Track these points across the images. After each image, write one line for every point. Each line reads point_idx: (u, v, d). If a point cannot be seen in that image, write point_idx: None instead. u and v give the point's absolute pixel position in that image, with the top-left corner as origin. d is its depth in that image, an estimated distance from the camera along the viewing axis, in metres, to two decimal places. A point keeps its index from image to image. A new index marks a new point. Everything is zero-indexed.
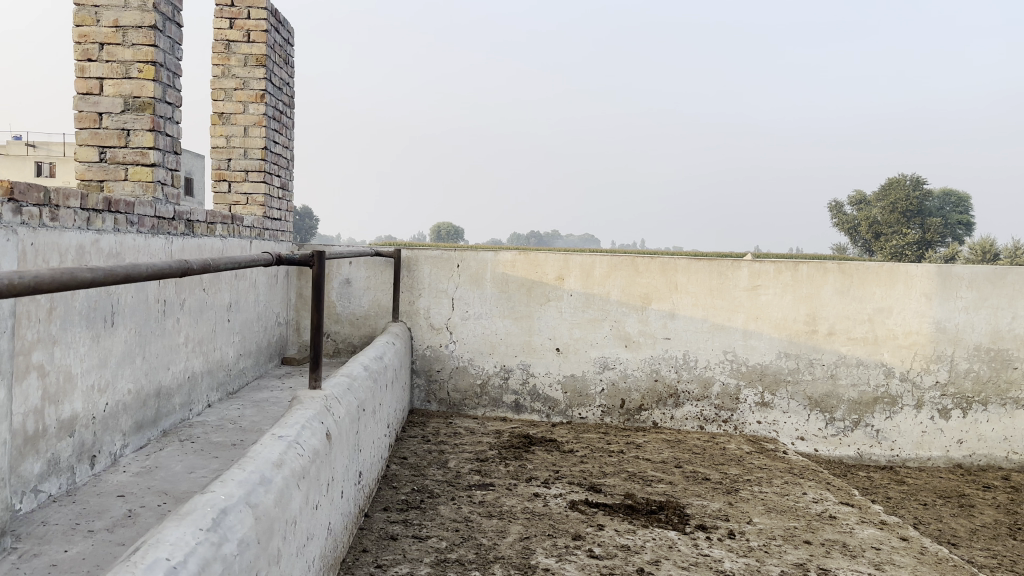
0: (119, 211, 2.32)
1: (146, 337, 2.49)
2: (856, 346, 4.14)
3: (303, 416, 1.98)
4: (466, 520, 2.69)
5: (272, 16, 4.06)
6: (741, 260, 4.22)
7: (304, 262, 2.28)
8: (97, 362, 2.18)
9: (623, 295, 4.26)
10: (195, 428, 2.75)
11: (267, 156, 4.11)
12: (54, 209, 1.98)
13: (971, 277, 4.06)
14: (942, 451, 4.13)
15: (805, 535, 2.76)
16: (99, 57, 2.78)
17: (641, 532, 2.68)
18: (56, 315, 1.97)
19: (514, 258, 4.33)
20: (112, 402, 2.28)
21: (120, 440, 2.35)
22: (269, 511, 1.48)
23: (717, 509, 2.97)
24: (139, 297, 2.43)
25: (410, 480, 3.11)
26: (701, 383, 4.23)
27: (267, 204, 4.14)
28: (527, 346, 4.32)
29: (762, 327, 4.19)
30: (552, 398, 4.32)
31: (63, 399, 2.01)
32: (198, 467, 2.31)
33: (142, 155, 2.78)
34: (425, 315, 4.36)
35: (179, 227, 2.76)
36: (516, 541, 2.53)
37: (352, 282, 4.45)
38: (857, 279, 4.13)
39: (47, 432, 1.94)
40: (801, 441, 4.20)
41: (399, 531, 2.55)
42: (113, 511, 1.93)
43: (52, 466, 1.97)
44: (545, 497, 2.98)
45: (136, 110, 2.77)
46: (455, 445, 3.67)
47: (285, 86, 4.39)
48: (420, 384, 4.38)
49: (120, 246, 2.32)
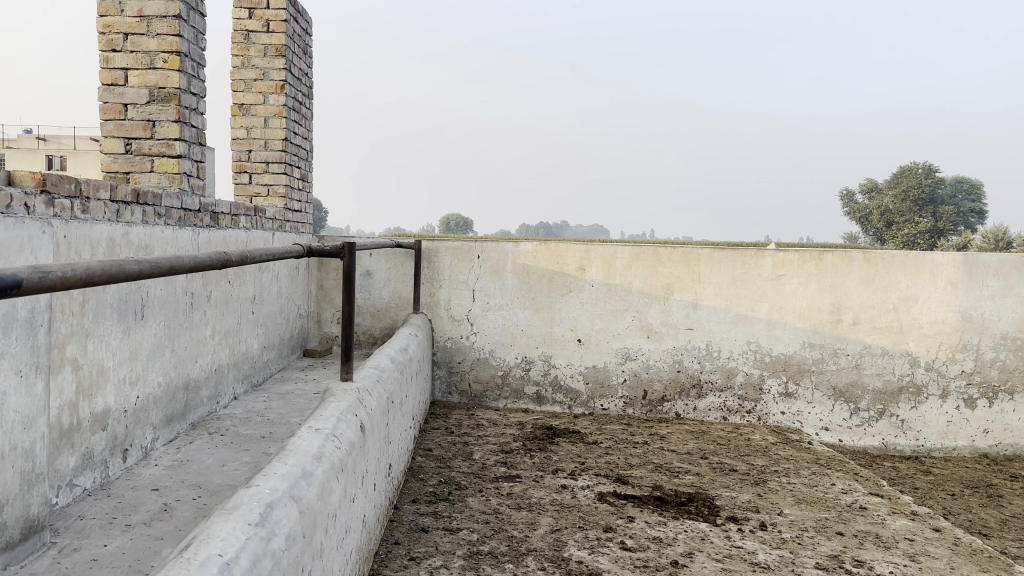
0: (147, 203, 2.31)
1: (174, 330, 2.48)
2: (882, 336, 4.10)
3: (337, 408, 1.97)
4: (495, 512, 2.67)
5: (292, 6, 4.03)
6: (764, 250, 4.18)
7: (335, 253, 2.26)
8: (128, 355, 2.17)
9: (645, 285, 4.23)
10: (224, 420, 2.74)
11: (287, 147, 4.10)
12: (85, 201, 1.96)
13: (998, 265, 4.01)
14: (968, 440, 4.10)
15: (837, 527, 2.74)
16: (124, 47, 2.75)
17: (672, 524, 2.66)
18: (89, 308, 1.96)
19: (535, 249, 4.31)
20: (143, 396, 2.27)
21: (151, 433, 2.34)
22: (312, 505, 1.47)
23: (746, 500, 2.95)
24: (167, 290, 2.42)
25: (436, 472, 3.09)
26: (724, 374, 4.20)
27: (288, 196, 4.13)
28: (549, 337, 4.30)
29: (786, 317, 4.16)
30: (574, 389, 4.30)
31: (96, 392, 2.00)
32: (229, 460, 2.30)
33: (168, 146, 2.76)
34: (445, 307, 4.35)
35: (205, 219, 2.75)
36: (547, 533, 2.51)
37: (372, 273, 4.44)
38: (882, 268, 4.08)
39: (82, 426, 1.94)
40: (825, 431, 4.16)
41: (430, 523, 2.54)
42: (149, 504, 1.92)
43: (87, 460, 1.96)
44: (572, 489, 2.96)
45: (161, 100, 2.76)
46: (479, 437, 3.66)
47: (304, 76, 4.36)
48: (441, 376, 4.37)
49: (150, 239, 2.31)
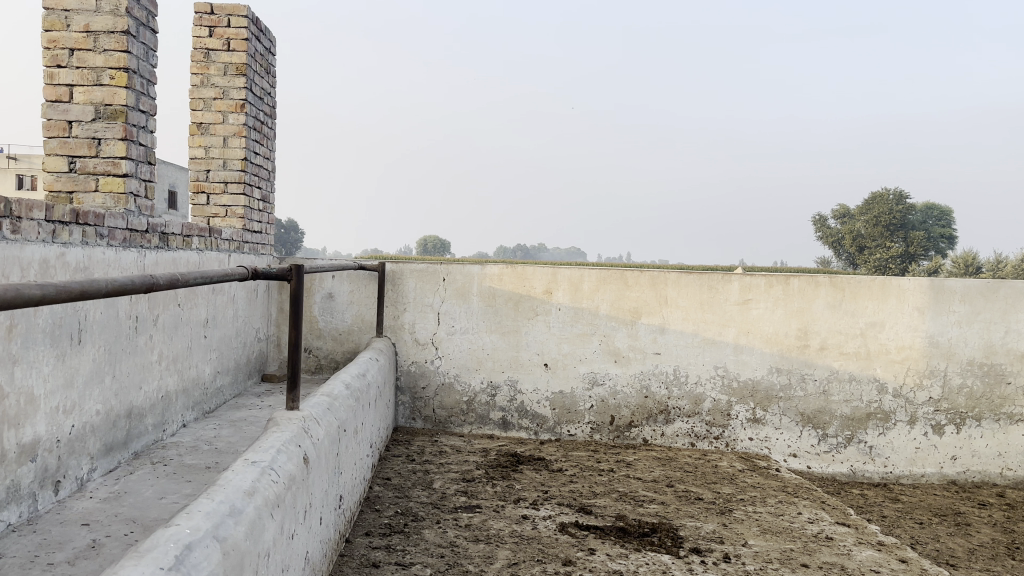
0: (88, 223, 2.21)
1: (116, 355, 2.38)
2: (848, 361, 4.08)
3: (279, 439, 1.88)
4: (452, 545, 2.59)
5: (253, 24, 3.97)
6: (731, 274, 4.15)
7: (282, 276, 2.18)
8: (62, 382, 2.07)
9: (612, 309, 4.17)
10: (169, 450, 2.63)
11: (246, 167, 4.02)
12: (16, 220, 1.88)
13: (964, 290, 4.01)
14: (936, 467, 4.07)
15: (802, 558, 2.68)
16: (69, 62, 2.68)
17: (634, 556, 2.59)
18: (18, 332, 1.87)
19: (501, 271, 4.24)
20: (79, 424, 2.17)
21: (87, 464, 2.23)
22: (239, 545, 1.38)
23: (710, 531, 2.88)
24: (109, 314, 2.32)
25: (393, 502, 3.00)
26: (692, 400, 4.15)
27: (247, 217, 4.02)
28: (515, 362, 4.23)
29: (754, 342, 4.12)
30: (540, 415, 4.23)
31: (24, 422, 1.90)
32: (169, 492, 2.20)
33: (114, 165, 2.67)
34: (409, 330, 4.26)
35: (153, 240, 2.66)
36: (504, 567, 2.43)
37: (335, 296, 4.35)
38: (849, 293, 4.06)
39: (7, 457, 1.83)
40: (794, 458, 4.11)
41: (381, 557, 2.45)
42: (76, 541, 1.81)
43: (12, 494, 1.86)
44: (533, 520, 2.87)
45: (108, 118, 2.67)
46: (441, 465, 3.56)
47: (266, 96, 4.30)
48: (405, 402, 4.28)
49: (89, 260, 2.21)
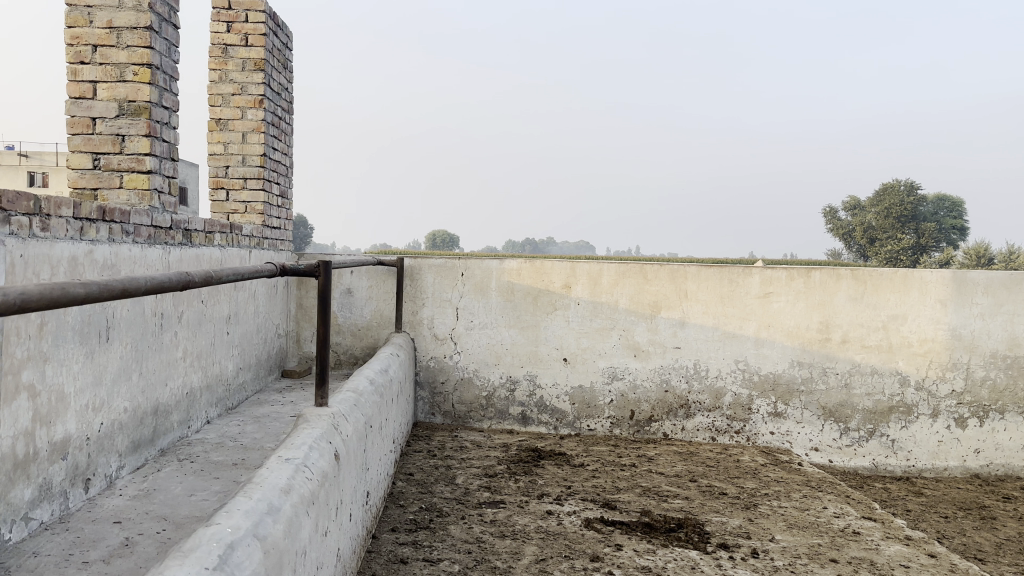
0: (114, 220, 2.20)
1: (142, 353, 2.37)
2: (870, 355, 4.04)
3: (310, 435, 1.87)
4: (478, 540, 2.58)
5: (271, 19, 3.96)
6: (752, 267, 4.12)
7: (309, 272, 2.17)
8: (91, 380, 2.06)
9: (631, 303, 4.15)
10: (194, 446, 2.63)
11: (265, 163, 4.01)
12: (45, 218, 1.87)
13: (987, 282, 3.97)
14: (959, 460, 4.04)
15: (830, 553, 2.65)
16: (92, 59, 2.67)
17: (662, 552, 2.57)
18: (48, 330, 1.86)
19: (519, 266, 4.22)
20: (108, 422, 2.17)
21: (116, 461, 2.23)
22: (278, 544, 1.37)
23: (737, 526, 2.87)
24: (135, 311, 2.32)
25: (417, 498, 2.99)
26: (712, 394, 4.13)
27: (266, 213, 4.02)
28: (534, 357, 4.22)
29: (775, 335, 4.09)
30: (560, 410, 4.21)
31: (55, 420, 1.89)
32: (198, 489, 2.20)
33: (138, 161, 2.67)
34: (428, 325, 4.25)
35: (177, 236, 2.66)
36: (533, 563, 2.42)
37: (353, 291, 4.34)
38: (872, 286, 4.03)
39: (39, 455, 1.83)
40: (815, 452, 4.09)
41: (409, 553, 2.44)
42: (109, 539, 1.81)
43: (44, 492, 1.85)
44: (559, 515, 2.86)
45: (131, 114, 2.67)
46: (462, 460, 3.55)
47: (284, 91, 4.29)
48: (424, 397, 4.27)
49: (116, 258, 2.21)
